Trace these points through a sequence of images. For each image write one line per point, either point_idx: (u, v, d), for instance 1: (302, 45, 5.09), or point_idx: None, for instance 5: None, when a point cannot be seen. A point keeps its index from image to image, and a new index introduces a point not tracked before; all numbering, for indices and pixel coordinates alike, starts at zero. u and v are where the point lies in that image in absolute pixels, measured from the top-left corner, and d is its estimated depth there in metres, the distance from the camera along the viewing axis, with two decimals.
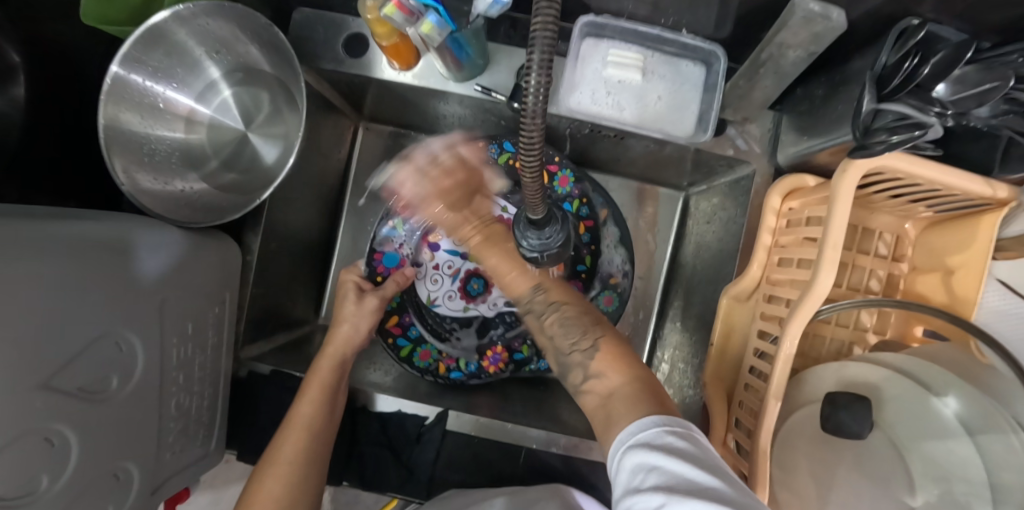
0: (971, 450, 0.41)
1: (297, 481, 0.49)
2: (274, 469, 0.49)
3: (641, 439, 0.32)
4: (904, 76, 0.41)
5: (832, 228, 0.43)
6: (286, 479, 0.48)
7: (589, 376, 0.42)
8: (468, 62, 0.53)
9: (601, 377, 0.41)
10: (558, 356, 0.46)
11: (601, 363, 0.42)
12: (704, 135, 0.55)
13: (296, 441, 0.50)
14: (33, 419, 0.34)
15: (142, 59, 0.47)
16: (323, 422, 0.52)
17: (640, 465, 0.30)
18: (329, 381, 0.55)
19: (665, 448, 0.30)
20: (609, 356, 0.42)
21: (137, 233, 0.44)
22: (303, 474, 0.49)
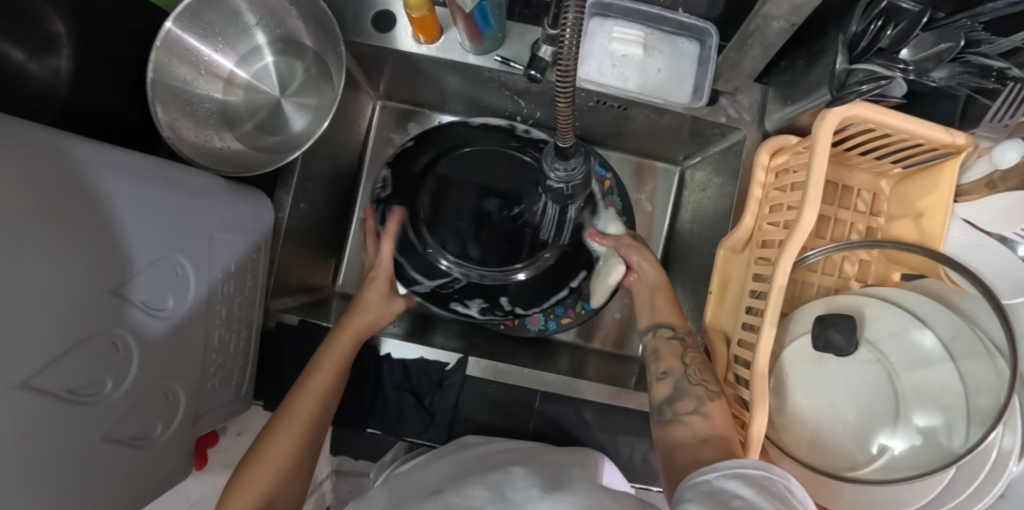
0: (952, 374, 0.50)
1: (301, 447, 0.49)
2: (286, 427, 0.50)
3: (736, 472, 0.35)
4: (871, 38, 0.48)
5: (814, 172, 0.47)
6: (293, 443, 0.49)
7: (695, 411, 0.48)
8: (489, 36, 0.59)
9: (706, 417, 0.47)
10: (676, 381, 0.51)
11: (714, 408, 0.48)
12: (699, 102, 0.61)
13: (308, 402, 0.51)
14: (102, 321, 0.37)
15: (194, 21, 0.52)
16: (335, 382, 0.54)
17: (725, 489, 0.33)
18: (352, 340, 0.58)
19: (755, 482, 0.34)
20: (720, 405, 0.48)
21: (178, 173, 0.47)
22: (307, 440, 0.50)
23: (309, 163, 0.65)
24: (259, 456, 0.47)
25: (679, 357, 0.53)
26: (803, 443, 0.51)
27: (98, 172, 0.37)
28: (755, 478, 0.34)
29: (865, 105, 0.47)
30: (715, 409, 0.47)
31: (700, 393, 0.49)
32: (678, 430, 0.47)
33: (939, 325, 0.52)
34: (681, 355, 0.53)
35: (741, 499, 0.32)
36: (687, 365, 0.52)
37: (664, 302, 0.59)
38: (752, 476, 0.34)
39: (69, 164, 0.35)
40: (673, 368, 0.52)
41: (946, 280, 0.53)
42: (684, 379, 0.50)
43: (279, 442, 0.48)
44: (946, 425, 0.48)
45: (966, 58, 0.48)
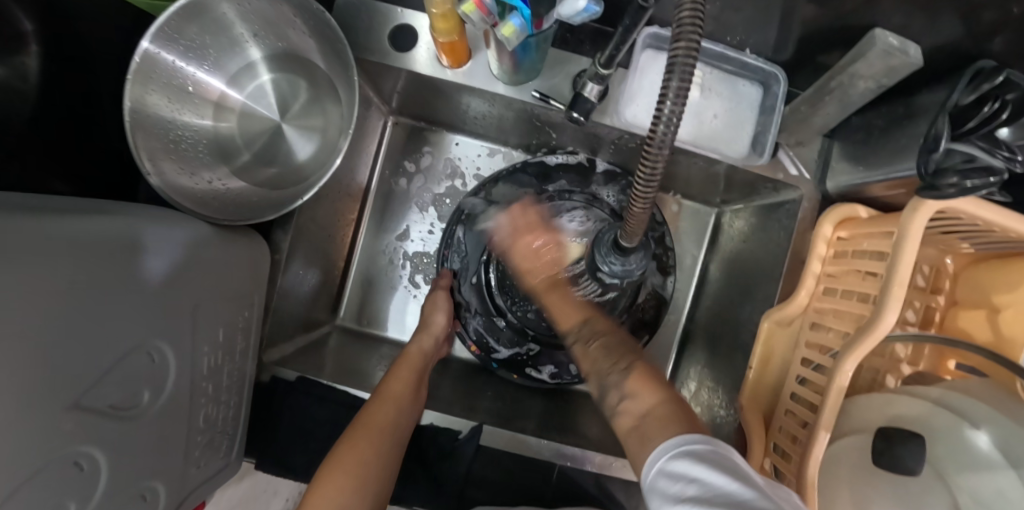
0: (1015, 482, 0.42)
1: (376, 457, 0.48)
2: (364, 434, 0.49)
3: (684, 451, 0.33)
4: (982, 118, 0.42)
5: (901, 266, 0.42)
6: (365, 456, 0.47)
7: (624, 398, 0.43)
8: (526, 66, 0.50)
9: (635, 398, 0.42)
10: (601, 379, 0.47)
11: (635, 385, 0.43)
12: (759, 157, 0.54)
13: (385, 411, 0.51)
14: (60, 443, 0.30)
15: (176, 37, 0.43)
16: (411, 397, 0.54)
17: (680, 475, 0.31)
18: (414, 373, 0.57)
19: (710, 460, 0.31)
20: (641, 380, 0.43)
21: (155, 230, 0.39)
22: (384, 452, 0.48)
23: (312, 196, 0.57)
24: (330, 479, 0.45)
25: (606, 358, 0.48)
26: None
27: (57, 256, 0.30)
28: (705, 456, 0.32)
29: (970, 200, 0.42)
30: (636, 385, 0.43)
31: (618, 375, 0.45)
32: (621, 419, 0.42)
33: (990, 425, 0.45)
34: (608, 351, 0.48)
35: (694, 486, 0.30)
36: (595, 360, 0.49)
37: (561, 307, 0.53)
38: (705, 453, 0.32)
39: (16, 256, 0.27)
40: (589, 372, 0.50)
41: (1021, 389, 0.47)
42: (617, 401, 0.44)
43: (358, 446, 0.47)
44: None
45: None
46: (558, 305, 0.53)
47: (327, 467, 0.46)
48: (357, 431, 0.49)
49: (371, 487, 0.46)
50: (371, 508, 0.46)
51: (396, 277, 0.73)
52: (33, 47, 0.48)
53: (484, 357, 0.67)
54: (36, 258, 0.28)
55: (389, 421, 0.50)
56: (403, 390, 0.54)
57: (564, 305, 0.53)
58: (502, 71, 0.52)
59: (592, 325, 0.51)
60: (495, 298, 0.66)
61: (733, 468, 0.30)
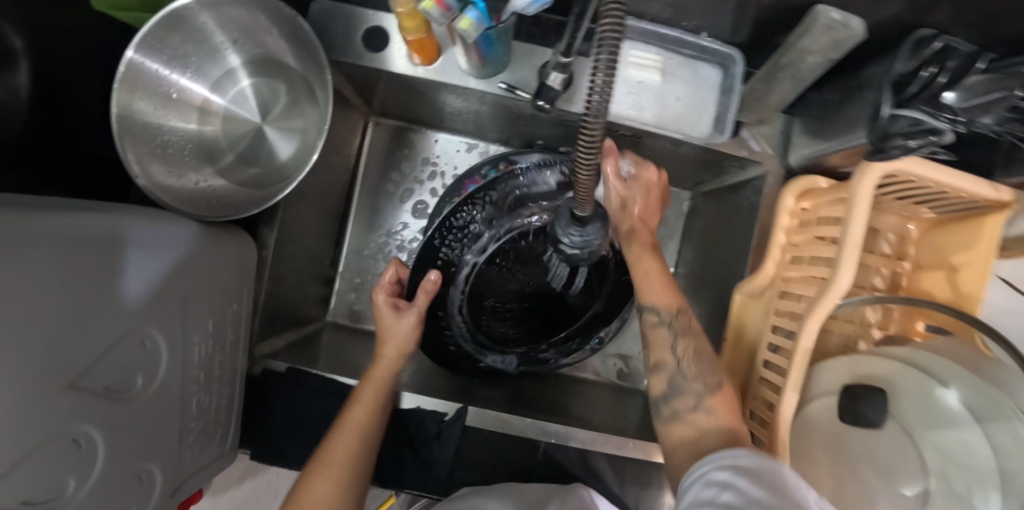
0: (980, 439, 0.45)
1: (348, 484, 0.43)
2: (328, 463, 0.44)
3: (724, 463, 0.36)
4: (922, 84, 0.44)
5: (852, 229, 0.44)
6: (338, 480, 0.43)
7: (698, 407, 0.44)
8: (493, 59, 0.52)
9: (710, 411, 0.43)
10: (672, 374, 0.46)
11: (716, 402, 0.44)
12: (721, 136, 0.56)
13: (351, 433, 0.46)
14: (57, 421, 0.32)
15: (159, 46, 0.46)
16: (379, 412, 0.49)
17: (717, 482, 0.35)
18: (382, 390, 0.50)
19: (749, 472, 0.35)
20: (723, 397, 0.45)
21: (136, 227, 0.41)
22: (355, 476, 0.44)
23: (296, 195, 0.60)
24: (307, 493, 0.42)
25: (670, 348, 0.47)
26: None
27: (50, 247, 0.32)
28: (748, 468, 0.35)
29: (914, 161, 0.45)
30: (718, 403, 0.44)
31: (702, 390, 0.44)
32: (679, 430, 0.44)
33: (960, 384, 0.47)
34: (672, 346, 0.47)
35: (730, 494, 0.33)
36: (679, 358, 0.46)
37: (659, 284, 0.49)
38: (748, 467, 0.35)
39: (11, 245, 0.29)
40: (665, 361, 0.47)
41: (981, 346, 0.49)
42: (682, 374, 0.45)
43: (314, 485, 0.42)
44: (975, 492, 0.44)
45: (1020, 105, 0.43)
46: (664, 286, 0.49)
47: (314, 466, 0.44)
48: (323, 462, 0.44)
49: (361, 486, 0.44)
50: None
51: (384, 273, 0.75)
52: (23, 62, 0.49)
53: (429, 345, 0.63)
54: (31, 248, 0.31)
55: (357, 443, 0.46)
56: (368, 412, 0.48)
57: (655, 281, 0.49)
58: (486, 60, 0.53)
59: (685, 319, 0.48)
60: (462, 312, 0.63)
61: (770, 480, 0.34)
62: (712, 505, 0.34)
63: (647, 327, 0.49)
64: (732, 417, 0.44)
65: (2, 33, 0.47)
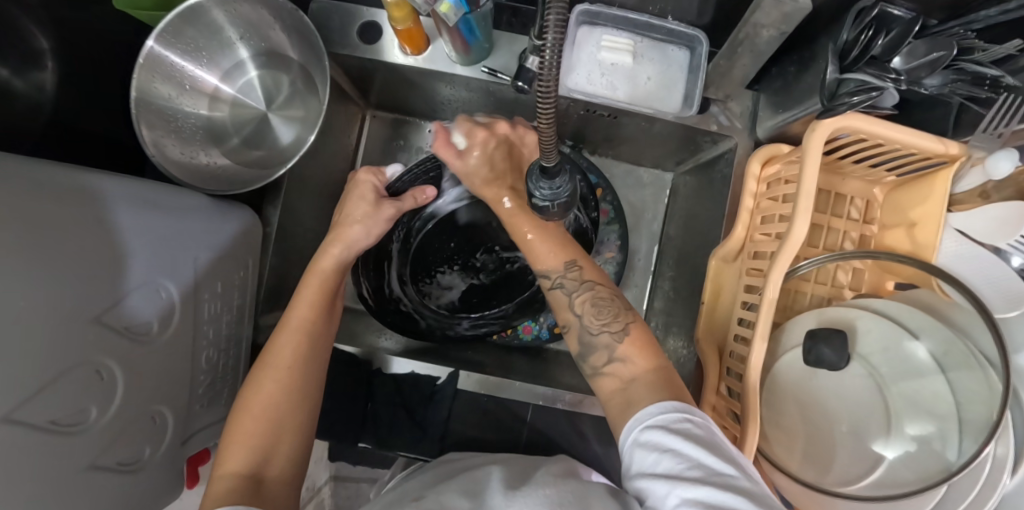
0: (943, 385, 0.48)
1: (294, 387, 0.47)
2: (271, 371, 0.48)
3: (661, 421, 0.37)
4: (863, 47, 0.47)
5: (806, 183, 0.47)
6: (283, 380, 0.47)
7: (612, 359, 0.47)
8: (475, 46, 0.58)
9: (625, 361, 0.46)
10: (583, 335, 0.49)
11: (628, 349, 0.47)
12: (690, 111, 0.60)
13: (293, 343, 0.49)
14: (85, 351, 0.37)
15: (176, 38, 0.51)
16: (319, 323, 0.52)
17: (658, 444, 0.35)
18: (322, 294, 0.54)
19: (685, 432, 0.36)
20: (637, 345, 0.47)
21: (151, 192, 0.46)
22: (300, 381, 0.48)
23: (298, 178, 0.65)
24: (242, 422, 0.45)
25: (570, 307, 0.51)
26: (796, 456, 0.50)
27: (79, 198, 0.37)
28: (679, 427, 0.36)
29: (862, 118, 0.47)
30: (630, 349, 0.46)
31: (608, 341, 0.48)
32: (606, 382, 0.46)
33: (928, 337, 0.50)
34: (573, 306, 0.51)
35: (669, 458, 0.34)
36: (581, 315, 0.51)
37: (547, 242, 0.55)
38: (684, 427, 0.36)
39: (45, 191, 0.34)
40: (570, 321, 0.51)
41: (939, 292, 0.51)
42: (587, 330, 0.49)
43: (263, 388, 0.47)
44: (938, 434, 0.47)
45: (959, 65, 0.47)
46: (540, 244, 0.55)
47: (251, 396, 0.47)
48: (264, 370, 0.48)
49: (307, 407, 0.48)
50: (304, 432, 0.47)
51: None
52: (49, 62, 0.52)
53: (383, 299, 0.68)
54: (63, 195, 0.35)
55: (298, 347, 0.49)
56: (308, 319, 0.52)
57: (544, 249, 0.55)
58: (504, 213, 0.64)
59: (579, 270, 0.53)
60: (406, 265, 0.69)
61: (701, 438, 0.35)
62: (655, 471, 0.34)
63: (548, 291, 0.54)
64: (649, 360, 0.46)
65: (29, 33, 0.50)
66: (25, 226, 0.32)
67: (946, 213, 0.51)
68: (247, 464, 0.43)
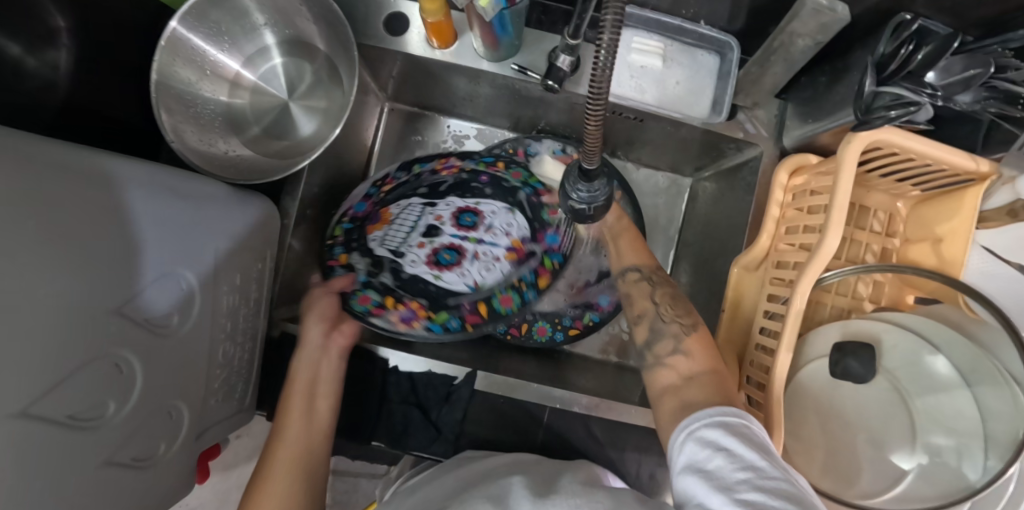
0: (967, 400, 0.48)
1: (292, 494, 0.45)
2: (262, 490, 0.45)
3: (715, 420, 0.37)
4: (900, 62, 0.48)
5: (839, 195, 0.47)
6: (280, 493, 0.44)
7: (677, 350, 0.47)
8: (505, 43, 0.56)
9: (688, 355, 0.46)
10: (654, 321, 0.51)
11: (692, 344, 0.47)
12: (718, 117, 0.60)
13: (282, 458, 0.47)
14: (103, 344, 0.35)
15: (200, 20, 0.50)
16: (312, 431, 0.50)
17: (709, 443, 0.36)
18: (308, 394, 0.52)
19: (738, 432, 0.36)
20: (699, 340, 0.47)
21: (174, 180, 0.44)
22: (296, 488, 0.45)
23: (316, 168, 0.63)
24: None
25: (650, 297, 0.53)
26: (816, 469, 0.50)
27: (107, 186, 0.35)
28: (735, 427, 0.36)
29: (895, 132, 0.47)
30: (694, 344, 0.47)
31: (676, 330, 0.49)
32: (661, 374, 0.47)
33: (951, 351, 0.50)
34: (650, 296, 0.53)
35: (719, 461, 0.34)
36: (658, 304, 0.52)
37: (628, 245, 0.59)
38: (736, 427, 0.36)
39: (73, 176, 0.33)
40: (647, 309, 0.52)
41: (965, 309, 0.51)
42: (661, 319, 0.50)
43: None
44: (960, 452, 0.47)
45: (994, 84, 0.47)
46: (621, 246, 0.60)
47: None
48: (255, 495, 0.45)
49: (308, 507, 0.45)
50: None
51: None
52: (65, 40, 0.50)
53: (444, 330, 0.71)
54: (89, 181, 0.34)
55: (294, 455, 0.48)
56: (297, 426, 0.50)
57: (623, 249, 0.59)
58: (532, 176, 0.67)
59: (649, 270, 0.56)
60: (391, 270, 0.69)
61: (754, 442, 0.35)
62: (702, 469, 0.35)
63: (622, 281, 0.57)
64: (709, 359, 0.46)
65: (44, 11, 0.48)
66: (48, 212, 0.31)
67: (974, 229, 0.51)
68: None
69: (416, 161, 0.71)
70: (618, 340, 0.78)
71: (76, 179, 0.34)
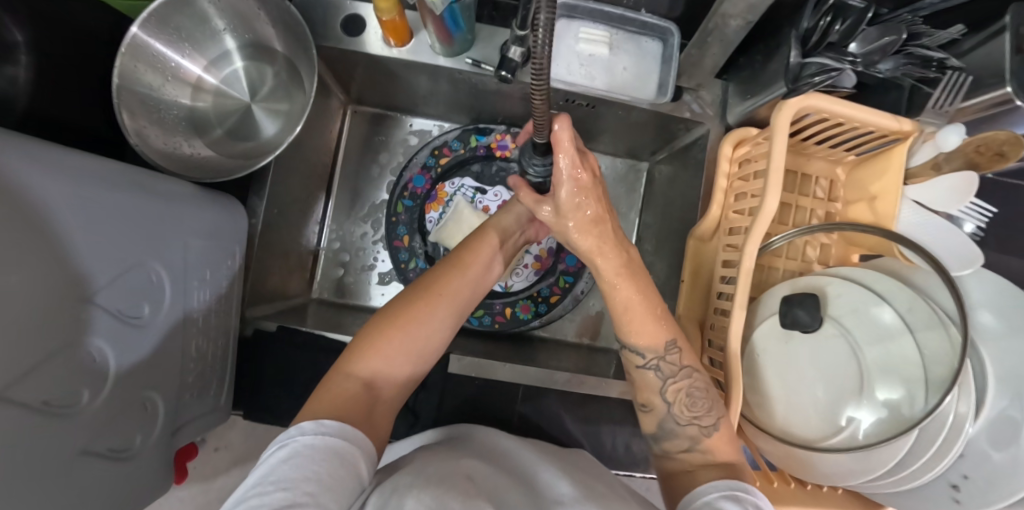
0: (910, 345, 0.51)
1: (419, 343, 0.44)
2: (398, 324, 0.43)
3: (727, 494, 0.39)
4: (821, 34, 0.52)
5: (775, 158, 0.50)
6: (417, 337, 0.43)
7: (694, 447, 0.45)
8: (458, 38, 0.59)
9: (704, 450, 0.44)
10: (662, 420, 0.47)
11: (715, 442, 0.44)
12: (664, 98, 0.64)
13: (432, 303, 0.45)
14: (76, 332, 0.36)
15: (159, 26, 0.51)
16: (460, 300, 0.47)
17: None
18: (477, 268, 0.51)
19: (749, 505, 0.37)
20: (725, 439, 0.45)
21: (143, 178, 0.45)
22: (424, 341, 0.44)
23: (282, 168, 0.65)
24: (374, 349, 0.42)
25: (658, 392, 0.47)
26: (777, 419, 0.53)
27: (80, 180, 0.37)
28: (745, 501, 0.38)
29: (823, 97, 0.51)
30: (719, 446, 0.44)
31: (693, 433, 0.45)
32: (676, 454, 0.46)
33: (894, 300, 0.53)
34: (662, 392, 0.47)
35: None
36: (670, 402, 0.46)
37: (639, 317, 0.45)
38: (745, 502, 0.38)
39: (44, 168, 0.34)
40: (659, 407, 0.47)
41: (901, 257, 0.55)
42: (671, 418, 0.46)
43: (392, 341, 0.42)
44: (907, 396, 0.49)
45: (909, 50, 0.52)
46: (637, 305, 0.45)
47: (371, 339, 0.43)
48: (397, 317, 0.44)
49: (418, 364, 0.44)
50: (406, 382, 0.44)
51: (367, 251, 0.79)
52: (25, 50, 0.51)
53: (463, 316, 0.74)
54: (61, 175, 0.35)
55: (446, 310, 0.46)
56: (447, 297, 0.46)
57: (644, 321, 0.45)
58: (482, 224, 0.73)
59: (678, 352, 0.46)
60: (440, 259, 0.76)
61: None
62: None
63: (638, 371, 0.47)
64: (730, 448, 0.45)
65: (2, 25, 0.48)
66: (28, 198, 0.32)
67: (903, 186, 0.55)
68: (365, 375, 0.41)
69: (473, 134, 0.77)
70: (591, 322, 0.80)
71: (56, 175, 0.35)
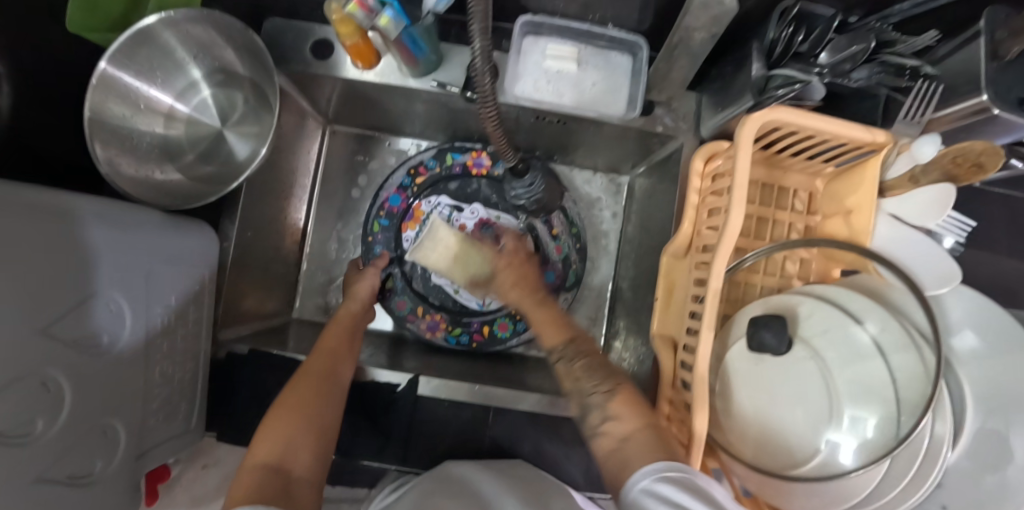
0: (885, 367, 0.48)
1: (301, 425, 0.46)
2: (268, 416, 0.47)
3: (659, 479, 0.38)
4: (786, 45, 0.50)
5: (738, 174, 0.49)
6: (287, 422, 0.46)
7: (606, 417, 0.47)
8: (423, 59, 0.59)
9: (618, 421, 0.46)
10: (580, 396, 0.51)
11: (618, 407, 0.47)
12: (634, 112, 0.63)
13: (302, 387, 0.51)
14: (36, 361, 0.37)
15: (129, 60, 0.52)
16: (327, 395, 0.51)
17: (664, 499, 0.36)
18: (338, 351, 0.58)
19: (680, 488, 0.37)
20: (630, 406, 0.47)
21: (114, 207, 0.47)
22: (303, 425, 0.47)
23: (257, 190, 0.66)
24: (272, 429, 0.45)
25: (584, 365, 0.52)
26: (748, 446, 0.50)
27: (45, 212, 0.38)
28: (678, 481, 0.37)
29: (791, 111, 0.49)
30: (620, 406, 0.47)
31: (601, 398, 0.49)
32: (599, 442, 0.47)
33: (869, 320, 0.50)
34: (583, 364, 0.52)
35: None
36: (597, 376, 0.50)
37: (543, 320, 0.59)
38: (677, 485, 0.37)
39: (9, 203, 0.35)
40: (573, 388, 0.52)
41: (876, 275, 0.53)
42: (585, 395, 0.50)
43: (265, 431, 0.45)
44: (883, 421, 0.47)
45: (882, 59, 0.49)
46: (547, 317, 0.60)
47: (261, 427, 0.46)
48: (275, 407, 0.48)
49: (306, 440, 0.46)
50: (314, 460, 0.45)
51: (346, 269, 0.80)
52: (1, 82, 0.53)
53: (440, 335, 0.75)
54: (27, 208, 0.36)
55: (308, 396, 0.50)
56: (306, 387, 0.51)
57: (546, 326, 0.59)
58: (459, 240, 0.72)
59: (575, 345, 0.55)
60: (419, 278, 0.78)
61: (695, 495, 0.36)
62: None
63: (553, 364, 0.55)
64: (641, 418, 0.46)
65: None
66: None
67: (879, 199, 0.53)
68: (270, 460, 0.42)
69: (449, 153, 0.78)
70: None
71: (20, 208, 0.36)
